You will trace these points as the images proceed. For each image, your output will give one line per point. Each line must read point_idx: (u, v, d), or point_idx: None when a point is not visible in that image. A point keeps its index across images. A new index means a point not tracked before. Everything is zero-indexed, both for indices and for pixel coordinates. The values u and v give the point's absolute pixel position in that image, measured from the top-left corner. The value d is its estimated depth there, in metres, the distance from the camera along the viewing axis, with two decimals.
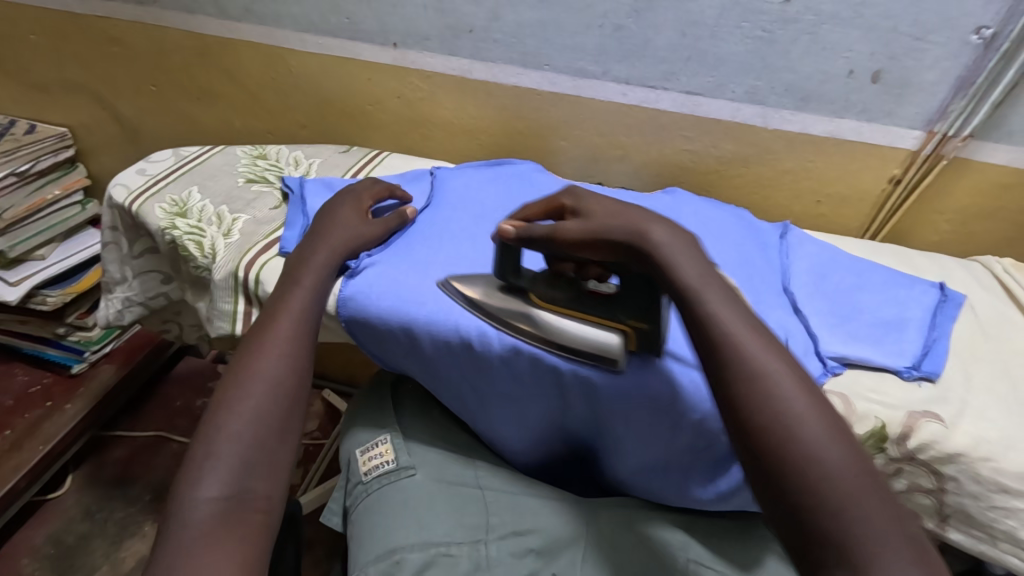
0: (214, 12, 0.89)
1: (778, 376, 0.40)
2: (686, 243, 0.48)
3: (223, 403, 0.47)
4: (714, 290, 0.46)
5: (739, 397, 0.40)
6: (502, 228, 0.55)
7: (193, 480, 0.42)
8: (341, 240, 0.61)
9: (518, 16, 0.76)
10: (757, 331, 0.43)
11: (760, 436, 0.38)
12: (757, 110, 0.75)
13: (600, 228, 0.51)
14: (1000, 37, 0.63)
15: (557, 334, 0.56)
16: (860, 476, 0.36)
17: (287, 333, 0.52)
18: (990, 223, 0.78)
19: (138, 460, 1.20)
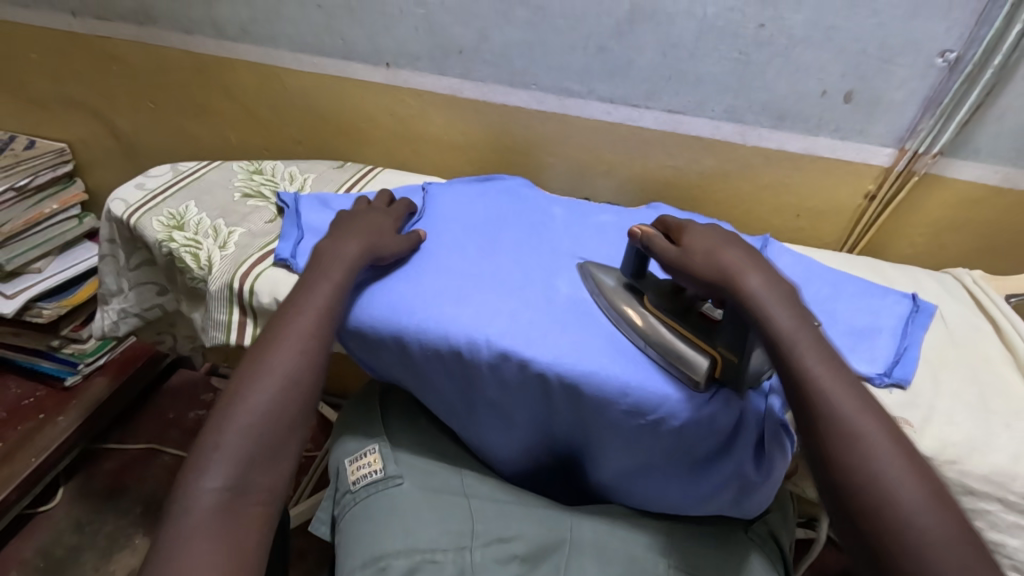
0: (212, 33, 0.92)
1: (878, 446, 0.44)
2: (784, 295, 0.53)
3: (239, 396, 0.50)
4: (808, 345, 0.49)
5: (841, 466, 0.44)
6: (638, 229, 0.61)
7: (200, 471, 0.46)
8: (368, 241, 0.63)
9: (505, 37, 0.79)
10: (856, 393, 0.47)
11: (862, 505, 0.42)
12: (736, 128, 0.78)
13: (700, 266, 0.56)
14: (964, 60, 0.66)
15: (657, 339, 0.57)
16: (963, 547, 0.40)
17: (308, 332, 0.54)
18: (962, 236, 0.81)
19: (130, 472, 1.20)
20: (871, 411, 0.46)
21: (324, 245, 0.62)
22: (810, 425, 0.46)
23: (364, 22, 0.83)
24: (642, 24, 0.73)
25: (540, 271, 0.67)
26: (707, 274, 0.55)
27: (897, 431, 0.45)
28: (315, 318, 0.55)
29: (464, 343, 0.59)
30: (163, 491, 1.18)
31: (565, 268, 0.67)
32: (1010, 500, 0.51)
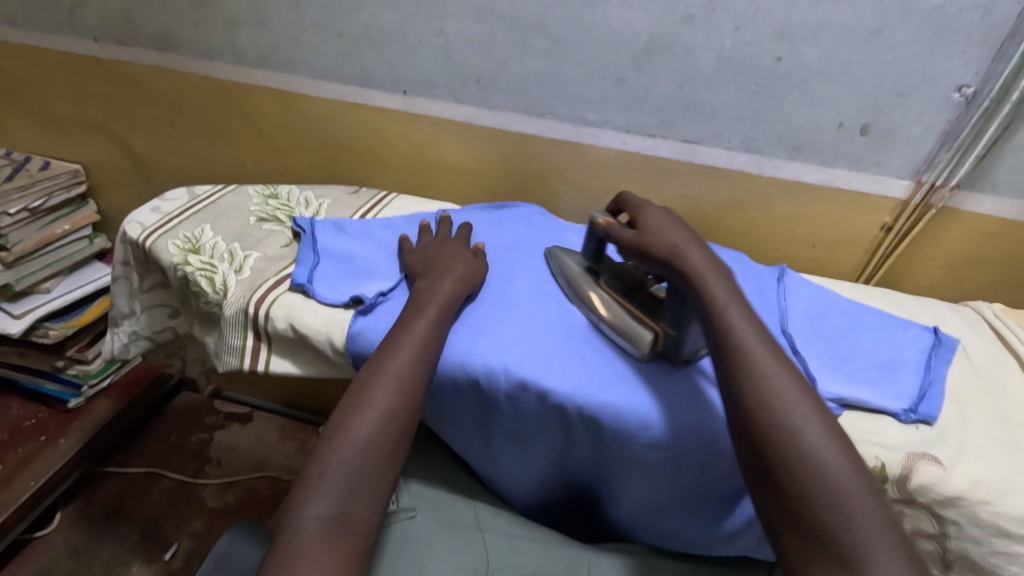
0: (233, 59, 0.93)
1: (783, 387, 0.48)
2: (721, 272, 0.55)
3: (340, 428, 0.50)
4: (736, 306, 0.52)
5: (752, 405, 0.47)
6: (600, 218, 0.62)
7: (305, 498, 0.46)
8: (460, 278, 0.63)
9: (523, 67, 0.80)
10: (769, 346, 0.50)
11: (766, 438, 0.46)
12: (751, 158, 0.79)
13: (651, 243, 0.57)
14: (981, 95, 0.67)
15: (606, 316, 0.61)
16: (855, 476, 0.43)
17: (404, 365, 0.54)
18: (980, 269, 0.80)
19: (130, 496, 1.18)
20: (779, 359, 0.49)
21: (422, 285, 0.62)
22: (727, 371, 0.50)
23: (383, 51, 0.84)
24: (660, 56, 0.74)
25: (546, 293, 0.66)
26: (657, 250, 0.57)
27: (800, 378, 0.49)
28: (411, 353, 0.55)
29: (481, 373, 0.58)
30: (163, 516, 1.15)
31: None
32: None
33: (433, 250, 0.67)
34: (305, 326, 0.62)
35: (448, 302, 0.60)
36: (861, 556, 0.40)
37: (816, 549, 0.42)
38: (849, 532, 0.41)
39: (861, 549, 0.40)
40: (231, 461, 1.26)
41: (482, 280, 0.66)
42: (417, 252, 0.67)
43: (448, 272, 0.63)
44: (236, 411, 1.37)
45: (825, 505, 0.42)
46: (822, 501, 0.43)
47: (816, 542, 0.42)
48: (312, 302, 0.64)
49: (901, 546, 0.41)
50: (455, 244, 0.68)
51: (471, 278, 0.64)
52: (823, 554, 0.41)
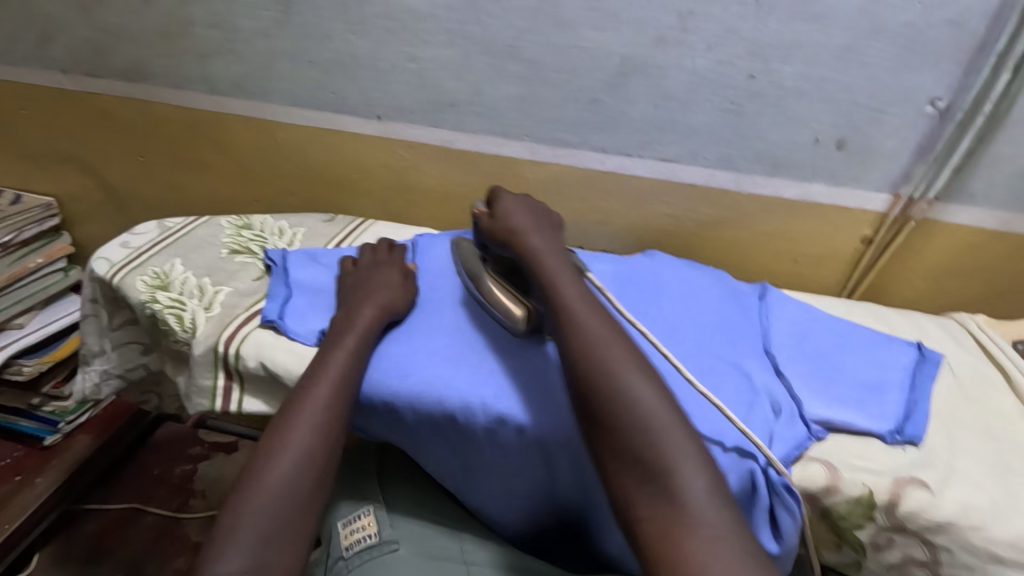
0: (205, 89, 0.91)
1: (601, 334, 0.51)
2: (557, 250, 0.60)
3: (254, 473, 0.49)
4: (565, 273, 0.57)
5: (577, 353, 0.50)
6: (476, 208, 0.65)
7: (215, 555, 0.44)
8: (381, 302, 0.62)
9: (498, 90, 0.79)
10: (590, 304, 0.54)
11: (591, 380, 0.48)
12: (730, 175, 0.78)
13: (499, 229, 0.62)
14: (953, 108, 0.66)
15: (487, 295, 0.62)
16: (667, 406, 0.47)
17: (322, 407, 0.52)
18: (963, 280, 0.80)
19: (111, 535, 1.14)
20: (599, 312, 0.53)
21: (338, 319, 0.61)
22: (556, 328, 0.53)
23: (356, 77, 0.83)
24: (634, 77, 0.73)
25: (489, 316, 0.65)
26: (505, 235, 0.61)
27: (615, 326, 0.52)
28: (329, 389, 0.54)
29: (460, 410, 0.56)
30: (146, 555, 1.11)
31: None
32: None
33: (365, 277, 0.66)
34: (276, 364, 0.60)
35: (367, 335, 0.59)
36: (673, 472, 0.43)
37: (636, 473, 0.44)
38: (664, 453, 0.44)
39: (672, 467, 0.43)
40: (215, 493, 1.22)
41: (407, 304, 0.65)
42: (350, 278, 0.67)
43: (369, 302, 0.62)
44: (220, 441, 1.32)
45: (641, 432, 0.45)
46: (634, 429, 0.45)
47: (637, 466, 0.44)
48: (284, 339, 0.62)
49: (707, 462, 0.44)
50: (385, 269, 0.67)
51: (394, 304, 0.63)
52: (642, 475, 0.44)
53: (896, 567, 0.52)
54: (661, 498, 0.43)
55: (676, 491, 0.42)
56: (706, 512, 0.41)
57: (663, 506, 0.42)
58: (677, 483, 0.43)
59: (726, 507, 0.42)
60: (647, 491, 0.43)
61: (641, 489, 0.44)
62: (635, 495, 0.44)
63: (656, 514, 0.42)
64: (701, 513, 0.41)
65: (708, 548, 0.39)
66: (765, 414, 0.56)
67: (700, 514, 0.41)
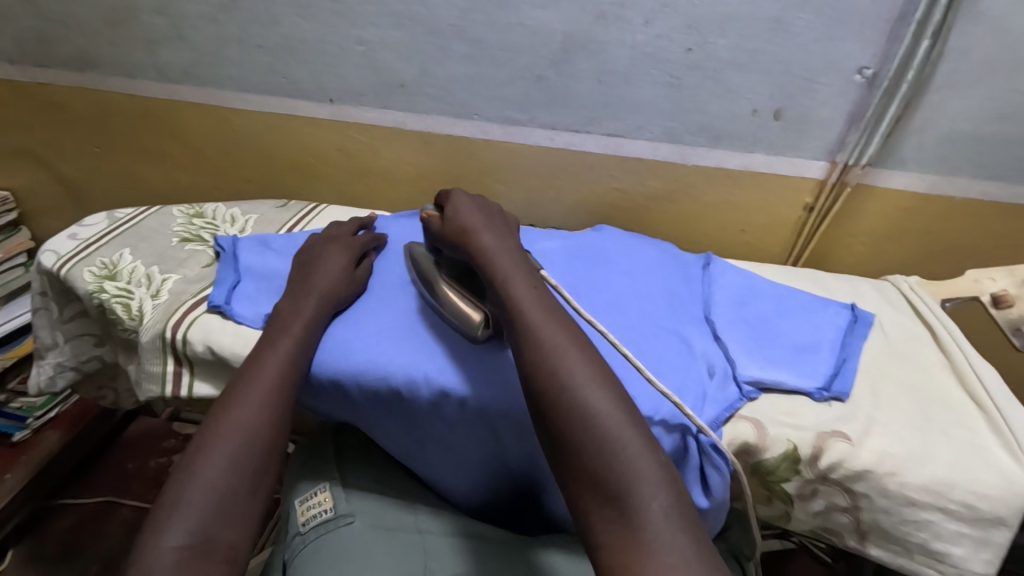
0: (154, 76, 0.90)
1: (558, 345, 0.48)
2: (510, 251, 0.57)
3: (201, 452, 0.49)
4: (520, 278, 0.54)
5: (534, 365, 0.48)
6: (425, 211, 0.63)
7: (160, 530, 0.44)
8: (325, 288, 0.62)
9: (445, 70, 0.79)
10: (548, 309, 0.52)
11: (547, 395, 0.46)
12: (675, 148, 0.80)
13: (452, 230, 0.59)
14: (880, 76, 0.68)
15: (443, 303, 0.61)
16: (625, 421, 0.45)
17: (268, 389, 0.54)
18: (900, 244, 0.83)
19: (86, 529, 1.14)
20: (557, 320, 0.50)
21: (284, 304, 0.62)
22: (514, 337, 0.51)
23: (305, 61, 0.83)
24: (577, 53, 0.74)
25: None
26: (454, 236, 0.59)
27: (577, 332, 0.50)
28: (278, 368, 0.55)
29: (405, 384, 0.58)
30: (122, 546, 1.12)
31: None
32: (951, 508, 0.52)
33: (319, 258, 0.66)
34: (222, 347, 0.61)
35: (313, 321, 0.60)
36: (629, 493, 0.41)
37: (594, 495, 0.43)
38: (623, 469, 0.42)
39: (629, 487, 0.42)
40: None
41: (352, 288, 0.65)
42: (303, 259, 0.67)
43: (314, 288, 0.62)
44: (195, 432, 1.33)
45: (597, 451, 0.43)
46: (595, 445, 0.43)
47: (595, 487, 0.43)
48: (231, 323, 0.63)
49: (665, 479, 0.42)
50: (338, 251, 0.67)
51: (340, 291, 0.63)
52: (600, 498, 0.42)
53: (820, 513, 0.56)
54: (617, 521, 0.41)
55: (633, 514, 0.41)
56: (660, 535, 0.40)
57: (622, 527, 0.41)
58: (633, 505, 0.41)
59: (682, 527, 0.40)
60: (607, 511, 0.42)
61: (599, 511, 0.42)
62: (595, 514, 0.42)
63: (617, 533, 0.41)
64: (654, 537, 0.40)
65: (663, 573, 0.38)
66: (699, 378, 0.58)
67: (658, 535, 0.40)
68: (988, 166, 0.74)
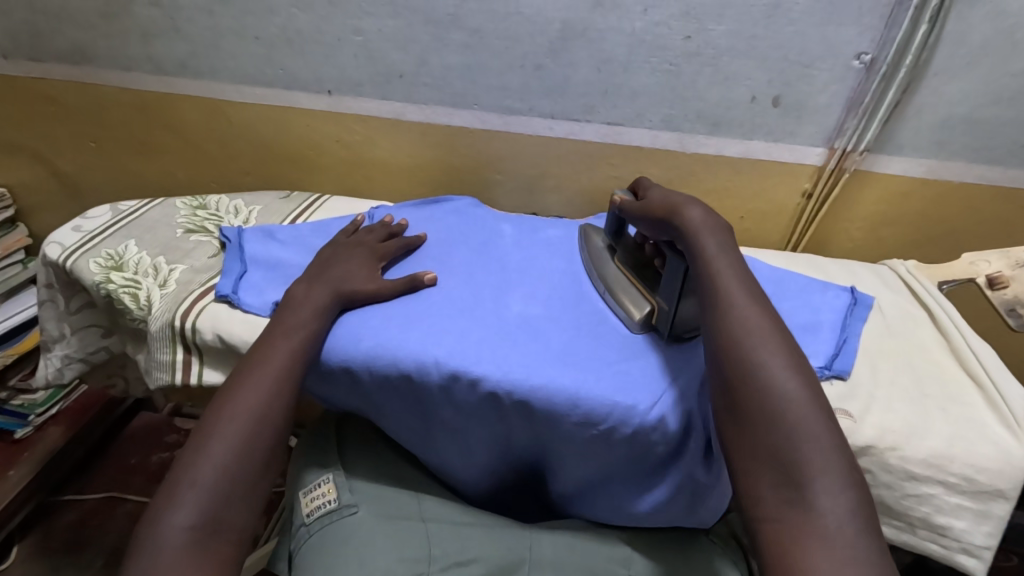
0: (150, 69, 0.90)
1: (759, 328, 0.47)
2: (715, 227, 0.55)
3: (210, 433, 0.51)
4: (725, 256, 0.53)
5: (727, 338, 0.47)
6: (615, 195, 0.67)
7: (170, 508, 0.46)
8: (336, 283, 0.63)
9: (443, 60, 0.80)
10: (751, 292, 0.50)
11: (734, 370, 0.46)
12: (674, 136, 0.80)
13: (657, 203, 0.61)
14: (879, 61, 0.69)
15: (612, 287, 0.66)
16: (817, 415, 0.43)
17: (284, 369, 0.55)
18: (897, 229, 0.84)
19: (91, 524, 1.13)
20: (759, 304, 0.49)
21: (299, 290, 0.63)
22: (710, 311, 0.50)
23: (301, 52, 0.83)
24: (576, 41, 0.75)
25: (456, 285, 0.67)
26: (659, 209, 0.60)
27: (777, 319, 0.49)
28: (289, 356, 0.56)
29: (413, 366, 0.58)
30: (127, 540, 1.11)
31: (515, 286, 0.67)
32: (951, 481, 0.53)
33: (332, 256, 0.68)
34: (232, 335, 0.63)
35: (322, 306, 0.61)
36: (814, 483, 0.39)
37: (770, 476, 0.41)
38: (805, 458, 0.40)
39: (812, 476, 0.40)
40: None
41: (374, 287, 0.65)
42: (320, 253, 0.69)
43: (328, 278, 0.64)
44: None
45: (782, 431, 0.42)
46: (781, 429, 0.42)
47: (773, 467, 0.41)
48: (238, 312, 0.64)
49: (854, 482, 0.40)
50: (360, 249, 0.69)
51: (350, 283, 0.64)
52: (776, 480, 0.41)
53: None
54: (794, 507, 0.39)
55: (812, 504, 0.39)
56: (842, 531, 0.37)
57: (797, 511, 0.39)
58: (815, 497, 0.39)
59: (867, 534, 0.38)
60: (782, 496, 0.40)
61: (771, 491, 0.41)
62: (766, 495, 0.41)
63: (789, 520, 0.39)
64: (837, 534, 0.37)
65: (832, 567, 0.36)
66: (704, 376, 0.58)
67: (834, 531, 0.38)
68: (984, 150, 0.75)
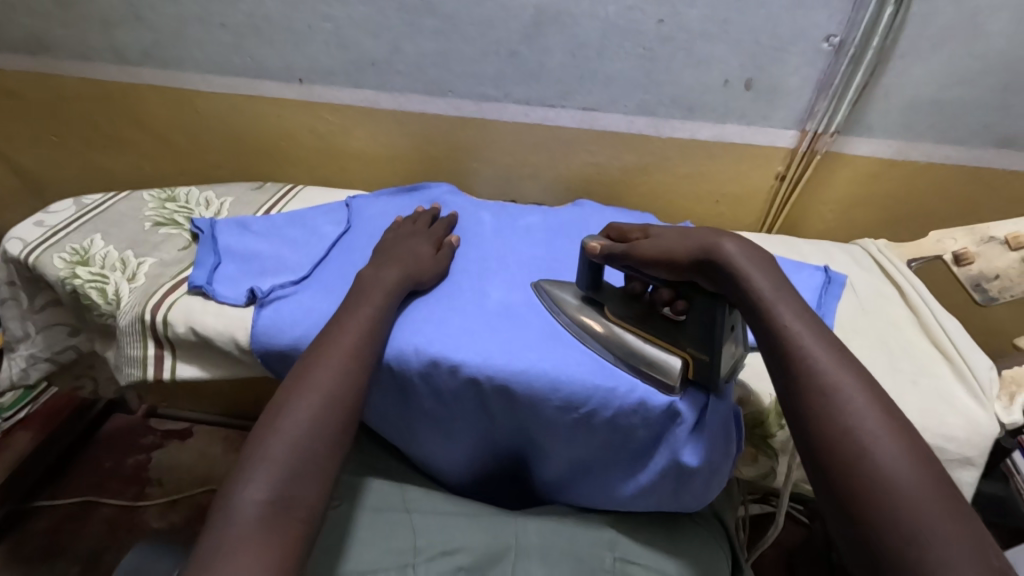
0: (112, 59, 0.87)
1: (856, 400, 0.39)
2: (768, 267, 0.48)
3: (281, 408, 0.49)
4: (789, 306, 0.45)
5: (814, 415, 0.40)
6: (592, 244, 0.57)
7: (243, 481, 0.44)
8: (408, 267, 0.62)
9: (416, 47, 0.79)
10: (837, 352, 0.42)
11: (833, 461, 0.38)
12: (649, 121, 0.81)
13: (672, 243, 0.52)
14: (846, 43, 0.70)
15: (623, 350, 0.57)
16: (948, 517, 0.34)
17: (351, 347, 0.53)
18: (867, 210, 0.86)
19: (64, 529, 1.10)
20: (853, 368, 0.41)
21: (367, 274, 0.61)
22: (788, 381, 0.42)
23: (270, 40, 0.81)
24: (549, 26, 0.74)
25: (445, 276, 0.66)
26: (682, 251, 0.51)
27: (876, 386, 0.41)
28: (359, 335, 0.55)
29: (392, 357, 0.58)
30: (105, 545, 1.08)
31: (496, 273, 0.67)
32: None
33: (385, 248, 0.66)
34: (205, 327, 0.61)
35: (393, 287, 0.60)
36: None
37: None
38: None
39: None
40: (173, 479, 1.19)
41: (437, 273, 0.65)
42: (377, 246, 0.67)
43: (398, 261, 0.63)
44: (174, 428, 1.28)
45: (906, 544, 0.34)
46: (902, 540, 0.34)
47: None
48: (212, 303, 0.63)
49: None
50: (416, 238, 0.68)
51: (421, 273, 0.63)
52: None
53: None
54: None
55: None
56: None
57: None
58: None
59: None
60: None
61: None
62: None
63: None
64: None
65: None
66: None
67: None
68: (948, 131, 0.77)
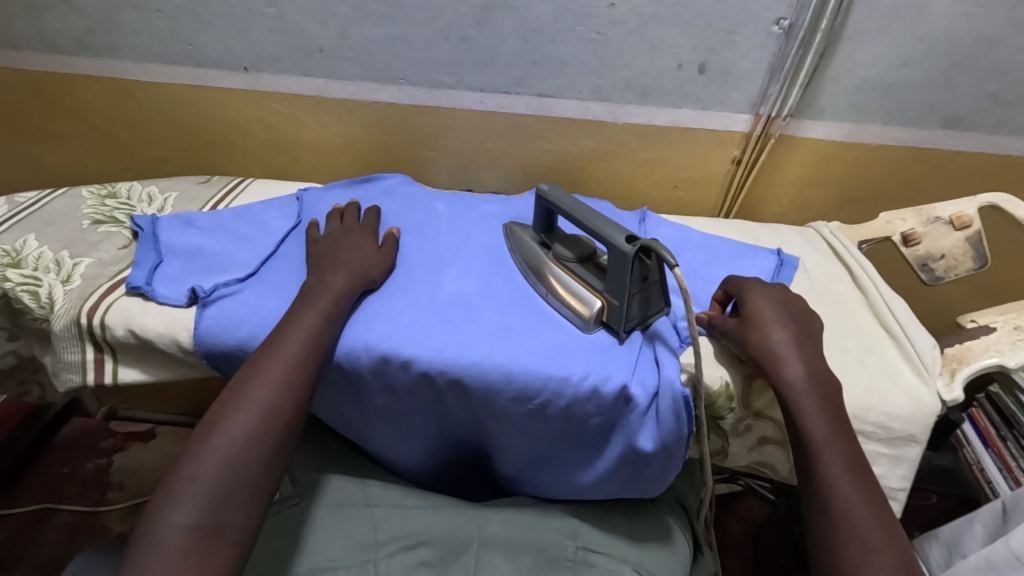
0: (43, 48, 0.83)
1: (873, 540, 0.46)
2: (824, 394, 0.52)
3: (215, 426, 0.48)
4: (833, 446, 0.50)
5: (832, 545, 0.47)
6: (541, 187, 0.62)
7: (170, 504, 0.44)
8: (355, 265, 0.61)
9: (364, 33, 0.76)
10: (865, 492, 0.48)
11: None
12: (605, 107, 0.80)
13: (749, 338, 0.56)
14: (796, 26, 0.70)
15: (553, 290, 0.61)
16: None
17: (293, 357, 0.52)
18: (821, 191, 0.88)
19: (20, 541, 1.06)
20: (872, 512, 0.47)
21: (311, 279, 0.60)
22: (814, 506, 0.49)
23: (210, 26, 0.78)
24: (499, 10, 0.72)
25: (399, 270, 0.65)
26: (754, 350, 0.55)
27: (894, 528, 0.47)
28: (300, 345, 0.53)
29: (342, 354, 0.57)
30: (64, 554, 1.05)
31: (451, 264, 0.66)
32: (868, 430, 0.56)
33: (332, 243, 0.64)
34: (145, 329, 0.59)
35: (340, 293, 0.58)
36: None
37: None
38: None
39: None
40: (136, 483, 1.16)
41: (385, 268, 0.63)
42: (321, 242, 0.65)
43: (344, 262, 0.61)
44: (135, 430, 1.24)
45: None
46: None
47: None
48: (153, 304, 0.60)
49: None
50: (357, 234, 0.66)
51: (369, 268, 0.62)
52: None
53: (754, 448, 0.64)
54: None
55: None
56: None
57: None
58: None
59: None
60: None
61: None
62: None
63: None
64: None
65: None
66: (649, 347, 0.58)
67: None
68: (897, 112, 0.78)
